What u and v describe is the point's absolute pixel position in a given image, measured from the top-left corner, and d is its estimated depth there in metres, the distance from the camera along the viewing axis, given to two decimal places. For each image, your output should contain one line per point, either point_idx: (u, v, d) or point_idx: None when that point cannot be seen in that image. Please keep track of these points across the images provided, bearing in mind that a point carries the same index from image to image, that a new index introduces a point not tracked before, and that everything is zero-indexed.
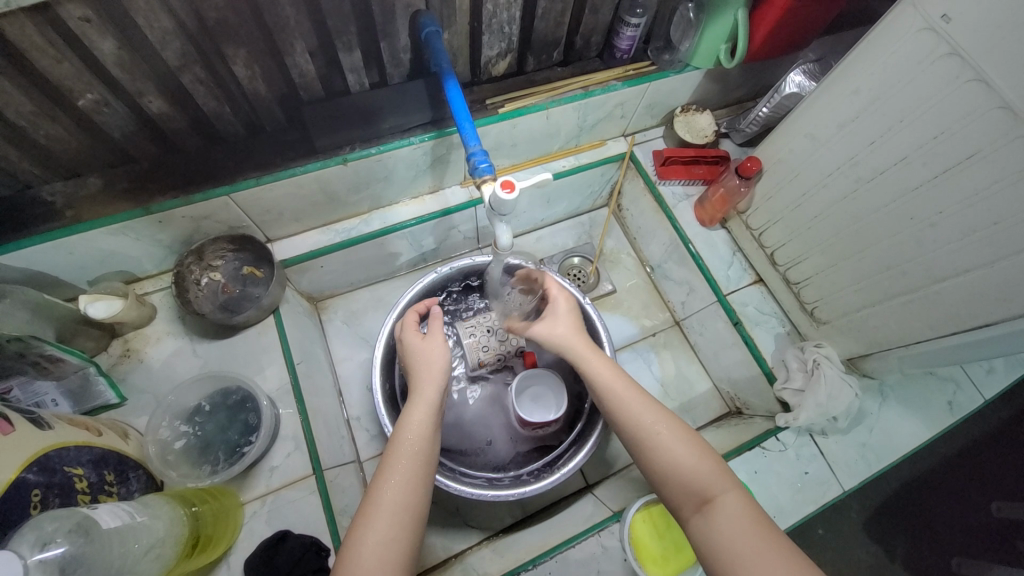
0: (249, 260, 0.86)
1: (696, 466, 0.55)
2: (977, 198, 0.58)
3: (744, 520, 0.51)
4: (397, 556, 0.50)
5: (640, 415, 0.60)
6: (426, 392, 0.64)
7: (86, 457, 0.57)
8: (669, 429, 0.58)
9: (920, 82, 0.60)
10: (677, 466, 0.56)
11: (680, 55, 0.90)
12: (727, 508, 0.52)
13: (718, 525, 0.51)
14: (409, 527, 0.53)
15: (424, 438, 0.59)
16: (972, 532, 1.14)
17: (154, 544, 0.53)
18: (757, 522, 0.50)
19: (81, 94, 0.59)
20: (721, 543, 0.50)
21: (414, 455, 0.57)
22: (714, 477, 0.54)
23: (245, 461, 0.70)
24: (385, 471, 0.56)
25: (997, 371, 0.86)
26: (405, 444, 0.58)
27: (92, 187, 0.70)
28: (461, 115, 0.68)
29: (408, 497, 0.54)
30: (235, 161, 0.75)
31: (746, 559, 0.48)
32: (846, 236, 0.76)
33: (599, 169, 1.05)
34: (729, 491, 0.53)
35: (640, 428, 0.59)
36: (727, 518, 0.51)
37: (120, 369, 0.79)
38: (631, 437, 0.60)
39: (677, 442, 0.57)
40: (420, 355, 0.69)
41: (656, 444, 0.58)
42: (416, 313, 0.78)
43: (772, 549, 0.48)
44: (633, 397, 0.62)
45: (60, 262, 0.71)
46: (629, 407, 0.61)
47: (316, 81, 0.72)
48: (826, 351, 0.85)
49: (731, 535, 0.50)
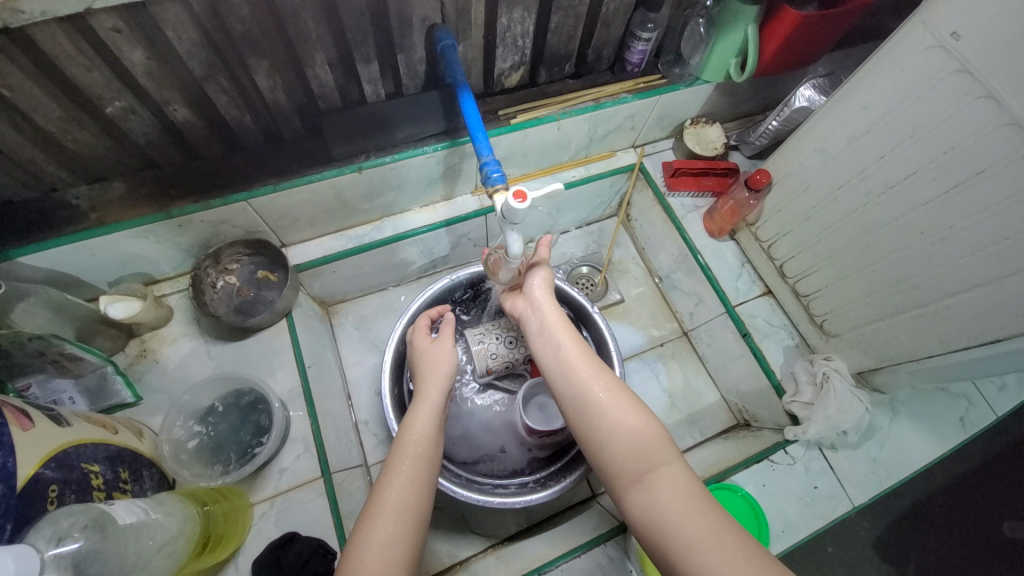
0: (264, 264, 0.88)
1: (646, 440, 0.55)
2: (987, 213, 0.58)
3: (688, 493, 0.50)
4: (403, 553, 0.51)
5: (589, 386, 0.60)
6: (431, 395, 0.65)
7: (102, 454, 0.58)
8: (616, 397, 0.59)
9: (929, 98, 0.60)
10: (621, 437, 0.55)
11: (690, 69, 0.92)
12: (669, 480, 0.51)
13: (661, 496, 0.50)
14: (412, 527, 0.53)
15: (429, 438, 0.60)
16: (984, 551, 1.11)
17: (167, 541, 0.54)
18: (702, 494, 0.50)
19: (109, 102, 0.61)
20: (663, 516, 0.49)
21: (417, 456, 0.58)
22: (660, 449, 0.54)
23: (257, 462, 0.71)
24: (389, 471, 0.57)
25: (1009, 388, 0.85)
26: (409, 444, 0.59)
27: (116, 191, 0.73)
28: (475, 125, 0.69)
29: (412, 498, 0.55)
30: (253, 168, 0.77)
31: (697, 534, 0.47)
32: (855, 249, 0.76)
33: (608, 180, 1.07)
34: (673, 463, 0.53)
35: (587, 399, 0.59)
36: (668, 489, 0.50)
37: (136, 369, 0.80)
38: (583, 412, 0.59)
39: (631, 418, 0.57)
40: (430, 359, 0.70)
41: (601, 411, 0.58)
42: (428, 318, 0.80)
43: (723, 528, 0.47)
44: (580, 364, 0.63)
45: (82, 263, 0.73)
46: (586, 385, 0.61)
47: (334, 91, 0.74)
48: (836, 364, 0.84)
49: (671, 504, 0.49)
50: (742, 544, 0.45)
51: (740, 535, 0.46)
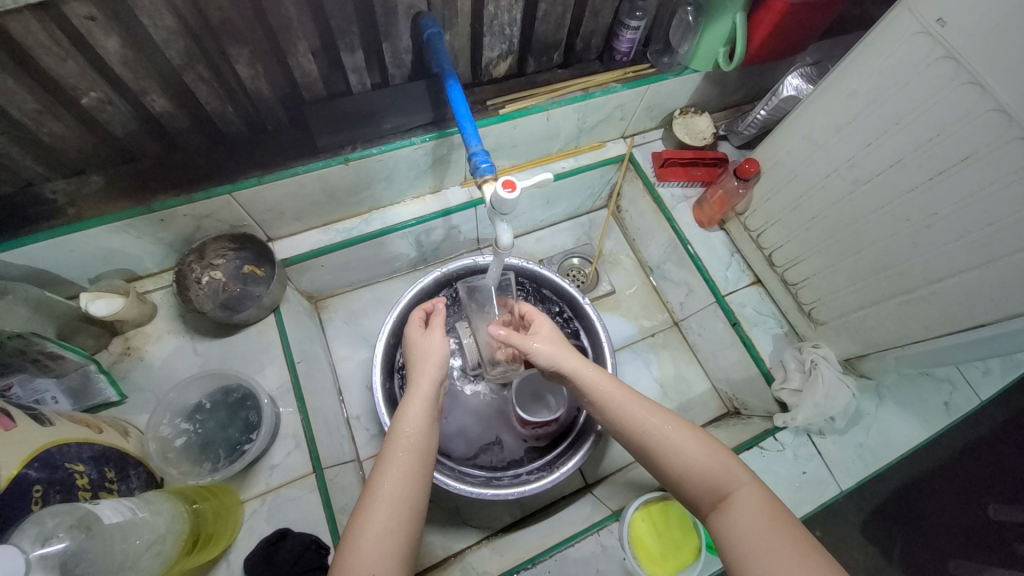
0: (250, 259, 0.86)
1: (713, 466, 0.56)
2: (972, 199, 0.59)
3: (763, 515, 0.52)
4: (399, 540, 0.51)
5: (646, 418, 0.60)
6: (421, 385, 0.64)
7: (86, 454, 0.57)
8: (676, 427, 0.59)
9: (915, 85, 0.61)
10: (692, 468, 0.56)
11: (678, 58, 0.92)
12: (744, 505, 0.53)
13: (734, 518, 0.52)
14: (407, 519, 0.53)
15: (421, 430, 0.60)
16: (969, 533, 1.14)
17: (155, 540, 0.53)
18: (772, 514, 0.52)
19: (85, 93, 0.59)
20: (737, 539, 0.51)
21: (410, 448, 0.58)
22: (731, 473, 0.56)
23: (247, 458, 0.70)
24: (383, 464, 0.56)
25: (992, 372, 0.87)
26: (399, 438, 0.58)
27: (95, 185, 0.71)
28: (463, 115, 0.69)
29: (408, 489, 0.54)
30: (237, 161, 0.76)
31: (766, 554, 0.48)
32: (842, 238, 0.76)
33: (599, 171, 1.06)
34: (746, 486, 0.55)
35: (649, 435, 0.59)
36: (742, 514, 0.52)
37: (121, 367, 0.79)
38: (644, 446, 0.59)
39: (692, 445, 0.57)
40: (418, 351, 0.69)
41: (666, 446, 0.58)
42: (421, 312, 0.77)
43: (785, 542, 0.49)
44: (627, 398, 0.62)
45: (61, 259, 0.71)
46: (639, 415, 0.60)
47: (318, 81, 0.72)
48: (824, 351, 0.85)
49: (744, 528, 0.51)
50: (804, 557, 0.47)
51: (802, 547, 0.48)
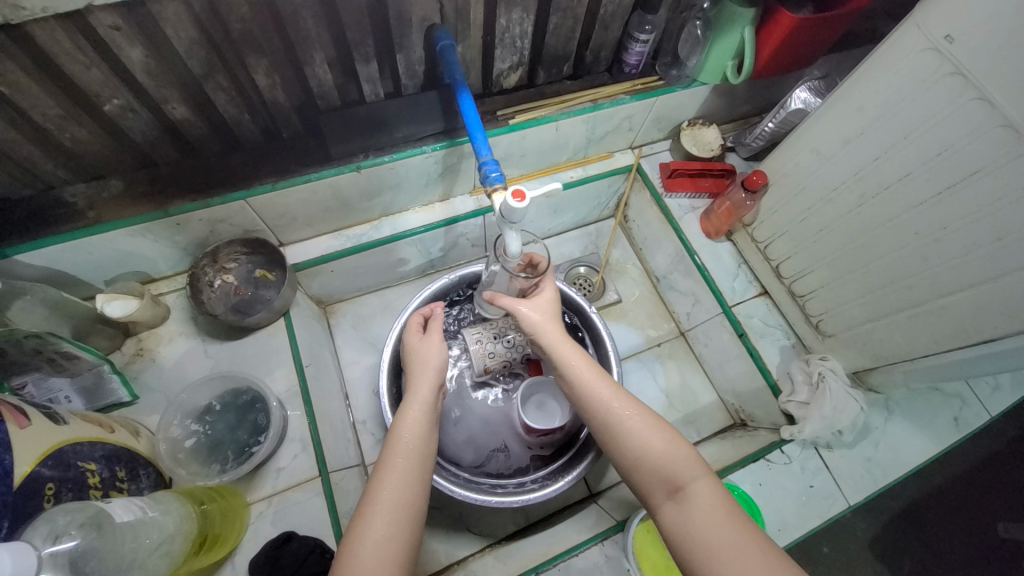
0: (262, 263, 0.87)
1: (670, 456, 0.56)
2: (980, 214, 0.59)
3: (719, 510, 0.52)
4: (400, 547, 0.52)
5: (611, 404, 0.60)
6: (420, 392, 0.64)
7: (99, 453, 0.58)
8: (638, 416, 0.59)
9: (923, 100, 0.61)
10: (649, 455, 0.56)
11: (687, 71, 0.93)
12: (701, 498, 0.53)
13: (692, 512, 0.52)
14: (404, 525, 0.53)
15: (421, 436, 0.60)
16: (980, 553, 1.12)
17: (164, 540, 0.53)
18: (730, 509, 0.52)
19: (108, 99, 0.61)
20: (695, 534, 0.51)
21: (409, 453, 0.58)
22: (688, 464, 0.55)
23: (255, 460, 0.71)
24: (382, 470, 0.56)
25: (1003, 388, 0.86)
26: (395, 441, 0.59)
27: (113, 189, 0.72)
28: (474, 125, 0.70)
29: (408, 495, 0.55)
30: (251, 167, 0.77)
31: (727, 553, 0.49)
32: (851, 250, 0.76)
33: (606, 181, 1.07)
34: (701, 478, 0.54)
35: (613, 420, 0.59)
36: (699, 508, 0.52)
37: (133, 368, 0.80)
38: (606, 432, 0.59)
39: (651, 434, 0.57)
40: (415, 356, 0.70)
41: (628, 433, 0.58)
42: (421, 316, 0.77)
43: (746, 541, 0.49)
44: (594, 382, 0.62)
45: (79, 261, 0.73)
46: (603, 401, 0.61)
47: (333, 90, 0.74)
48: (831, 364, 0.85)
49: (704, 524, 0.51)
50: (766, 556, 0.48)
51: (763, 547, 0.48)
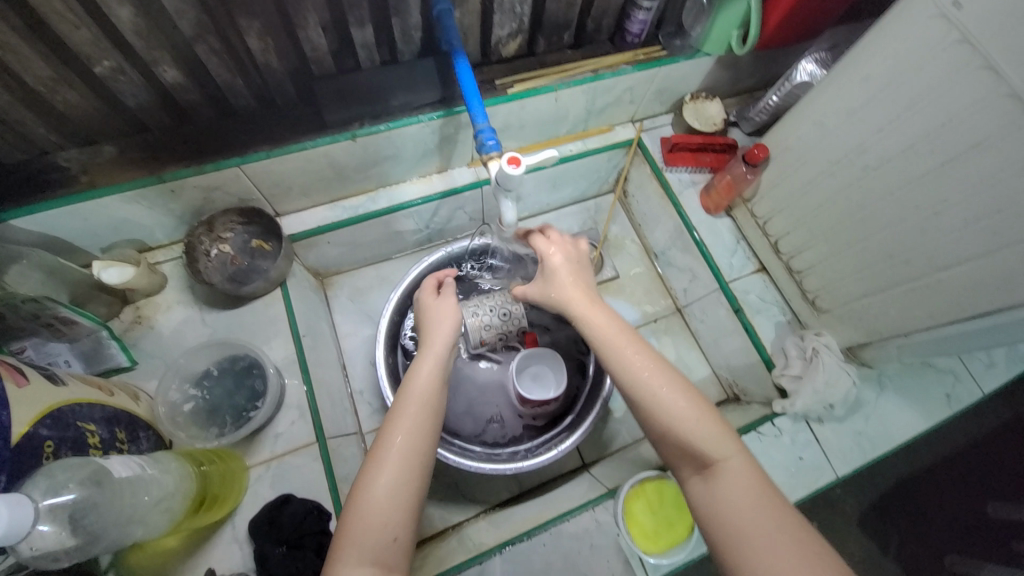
0: (257, 234, 0.86)
1: (704, 434, 0.53)
2: (981, 186, 0.59)
3: (750, 491, 0.50)
4: (408, 496, 0.52)
5: (641, 375, 0.56)
6: (436, 347, 0.64)
7: (98, 415, 0.59)
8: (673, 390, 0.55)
9: (928, 69, 0.60)
10: (682, 428, 0.54)
11: (691, 41, 0.91)
12: (733, 476, 0.51)
13: (722, 488, 0.51)
14: (416, 473, 0.53)
15: (434, 387, 0.59)
16: (971, 533, 1.14)
17: (163, 497, 0.55)
18: (763, 492, 0.50)
19: (98, 61, 0.60)
20: (725, 511, 0.50)
21: (423, 404, 0.57)
22: (723, 443, 0.53)
23: (252, 425, 0.72)
24: (393, 418, 0.56)
25: (996, 366, 0.87)
26: (410, 392, 0.58)
27: (107, 155, 0.71)
28: (470, 93, 0.69)
29: (418, 442, 0.55)
30: (246, 134, 0.76)
31: (753, 534, 0.47)
32: (849, 224, 0.76)
33: (606, 155, 1.06)
34: (735, 459, 0.52)
35: (642, 390, 0.56)
36: (728, 487, 0.51)
37: (131, 334, 0.80)
38: (634, 400, 0.57)
39: (688, 406, 0.55)
40: (432, 316, 0.69)
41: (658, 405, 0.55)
42: (436, 279, 0.78)
43: (776, 525, 0.47)
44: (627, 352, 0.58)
45: (74, 227, 0.73)
46: (632, 370, 0.57)
47: (327, 56, 0.72)
48: (826, 339, 0.85)
49: (730, 501, 0.50)
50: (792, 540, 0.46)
51: (790, 527, 0.47)
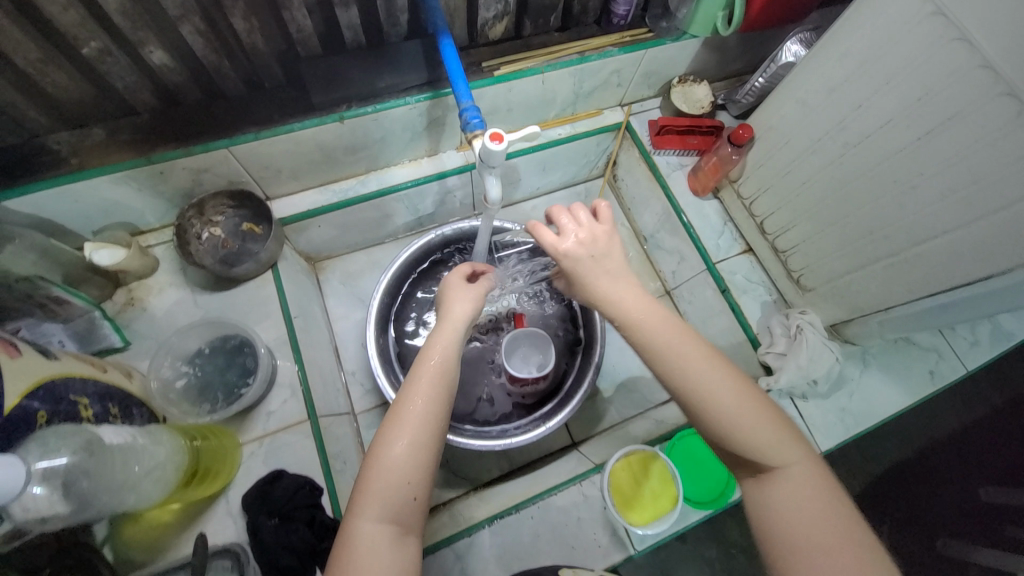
0: (248, 217, 0.88)
1: (768, 436, 0.50)
2: (956, 159, 0.59)
3: (813, 501, 0.48)
4: (427, 457, 0.52)
5: (703, 378, 0.51)
6: (448, 327, 0.62)
7: (91, 390, 0.60)
8: (736, 394, 0.51)
9: (904, 43, 0.61)
10: (745, 432, 0.50)
11: (676, 23, 0.91)
12: (793, 480, 0.49)
13: (785, 493, 0.48)
14: (427, 441, 0.53)
15: (450, 360, 0.58)
16: (965, 517, 1.16)
17: (154, 467, 0.56)
18: (829, 498, 0.48)
19: (85, 42, 0.60)
20: (789, 518, 0.47)
21: (438, 376, 0.56)
22: (787, 447, 0.50)
23: (243, 402, 0.73)
24: (409, 387, 0.55)
25: (980, 345, 0.88)
26: (430, 361, 0.57)
27: (96, 136, 0.72)
28: (454, 71, 0.69)
29: (434, 410, 0.54)
30: (234, 116, 0.76)
31: (819, 543, 0.45)
32: (831, 201, 0.77)
33: (595, 139, 1.07)
34: (797, 463, 0.49)
35: (699, 393, 0.51)
36: (789, 491, 0.48)
37: (124, 316, 0.82)
38: (687, 400, 0.52)
39: (752, 410, 0.51)
40: (453, 297, 0.67)
41: (716, 408, 0.50)
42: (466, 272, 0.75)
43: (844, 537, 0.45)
44: (688, 355, 0.52)
45: (65, 209, 0.73)
46: (687, 370, 0.52)
47: (313, 38, 0.73)
48: (810, 317, 0.86)
49: (791, 509, 0.48)
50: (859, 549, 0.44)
51: (855, 534, 0.46)
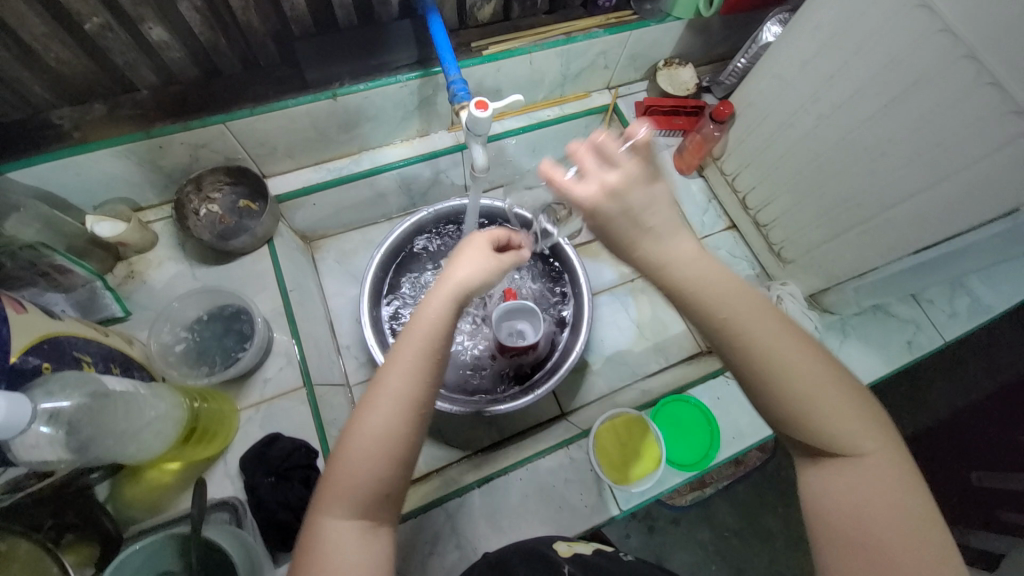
0: (244, 194, 0.90)
1: (847, 424, 0.46)
2: (921, 123, 0.62)
3: (884, 489, 0.45)
4: (400, 444, 0.48)
5: (788, 362, 0.46)
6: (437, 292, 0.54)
7: (94, 349, 0.63)
8: (817, 379, 0.46)
9: (871, 14, 0.64)
10: (822, 418, 0.46)
11: (661, 5, 0.94)
12: (867, 471, 0.46)
13: (853, 482, 0.46)
14: (401, 425, 0.48)
15: (439, 331, 0.51)
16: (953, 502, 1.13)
17: (155, 418, 0.59)
18: (902, 492, 0.45)
19: (87, 17, 0.63)
20: (857, 507, 0.45)
21: (421, 352, 0.49)
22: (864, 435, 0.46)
23: (240, 367, 0.76)
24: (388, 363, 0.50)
25: (958, 316, 0.91)
26: (416, 334, 0.50)
27: (96, 113, 0.74)
28: (442, 45, 0.72)
29: (411, 392, 0.49)
30: (231, 93, 0.79)
31: (887, 538, 0.43)
32: (809, 172, 0.80)
33: (584, 121, 1.09)
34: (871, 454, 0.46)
35: (776, 372, 0.46)
36: (858, 480, 0.46)
37: (125, 288, 0.84)
38: (757, 377, 0.47)
39: (832, 396, 0.46)
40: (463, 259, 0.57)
41: (793, 394, 0.46)
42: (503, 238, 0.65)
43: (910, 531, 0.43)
44: (773, 337, 0.46)
45: (68, 182, 0.76)
46: (768, 350, 0.46)
47: (306, 15, 0.75)
48: (790, 288, 0.90)
49: (854, 497, 0.45)
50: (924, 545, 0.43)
51: (922, 528, 0.43)
